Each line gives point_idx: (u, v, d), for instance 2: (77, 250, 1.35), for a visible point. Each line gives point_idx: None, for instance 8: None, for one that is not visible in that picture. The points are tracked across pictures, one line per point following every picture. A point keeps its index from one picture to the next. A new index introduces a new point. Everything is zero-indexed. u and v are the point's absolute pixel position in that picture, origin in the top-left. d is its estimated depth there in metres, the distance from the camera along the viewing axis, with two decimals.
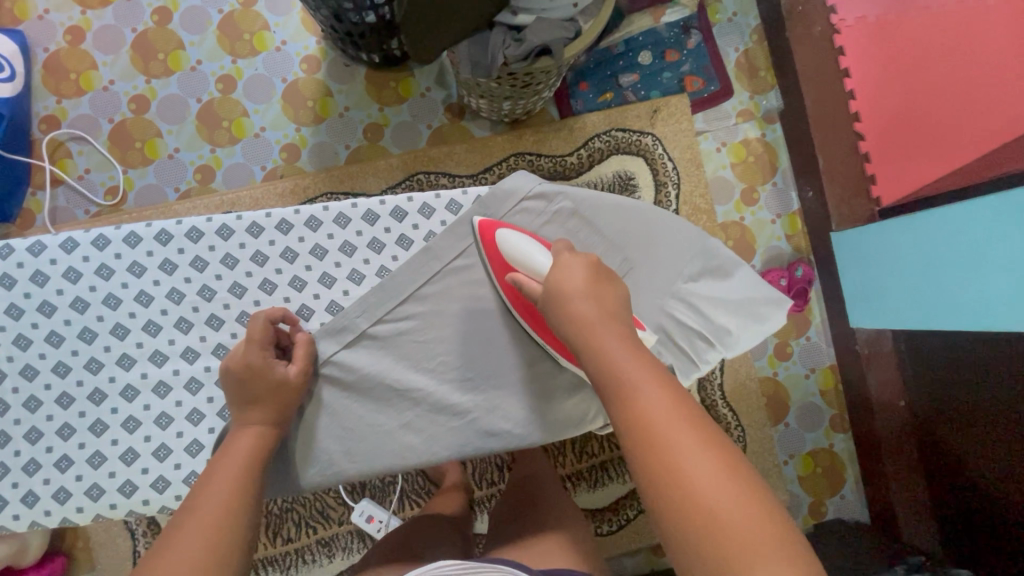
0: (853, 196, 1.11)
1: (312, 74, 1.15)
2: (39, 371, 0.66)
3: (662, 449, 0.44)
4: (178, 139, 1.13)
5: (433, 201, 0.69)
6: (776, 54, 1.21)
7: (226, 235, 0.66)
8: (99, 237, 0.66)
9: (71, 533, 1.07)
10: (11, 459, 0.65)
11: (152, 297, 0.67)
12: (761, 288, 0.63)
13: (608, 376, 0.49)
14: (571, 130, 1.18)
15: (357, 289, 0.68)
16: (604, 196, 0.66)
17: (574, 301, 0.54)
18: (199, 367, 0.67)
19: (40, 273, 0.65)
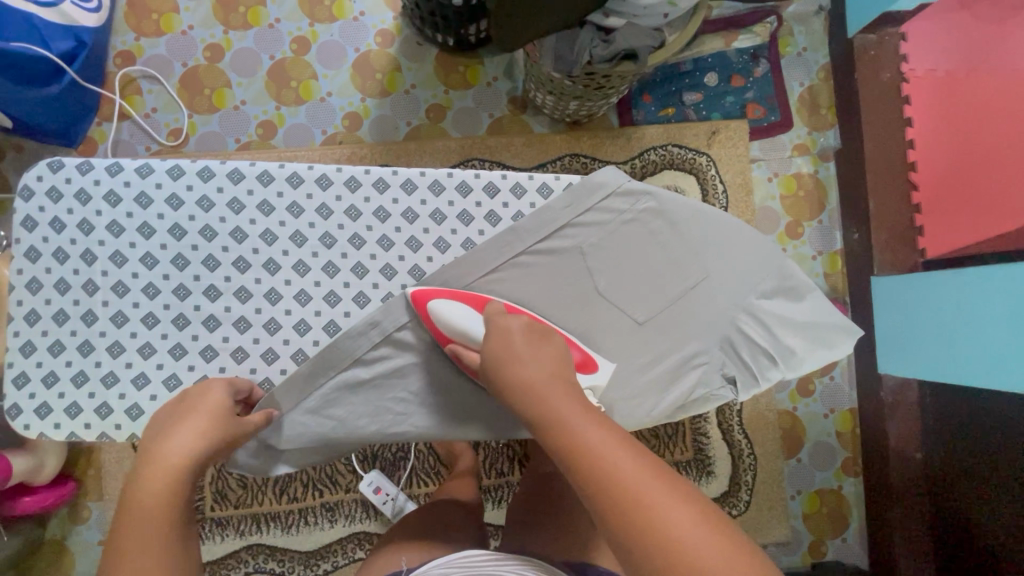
0: (897, 244, 1.13)
1: (385, 48, 1.17)
2: (74, 287, 0.60)
3: (632, 513, 0.41)
4: (246, 91, 1.15)
5: (526, 181, 0.64)
6: (841, 94, 1.22)
7: (296, 183, 0.62)
8: (174, 167, 0.61)
9: (83, 461, 1.08)
10: (33, 370, 0.59)
11: (216, 233, 0.62)
12: (831, 315, 0.64)
13: (561, 443, 0.46)
14: (628, 139, 1.19)
15: (441, 257, 0.63)
16: (692, 201, 0.63)
17: (517, 362, 0.52)
18: (252, 308, 0.62)
19: (140, 193, 0.61)
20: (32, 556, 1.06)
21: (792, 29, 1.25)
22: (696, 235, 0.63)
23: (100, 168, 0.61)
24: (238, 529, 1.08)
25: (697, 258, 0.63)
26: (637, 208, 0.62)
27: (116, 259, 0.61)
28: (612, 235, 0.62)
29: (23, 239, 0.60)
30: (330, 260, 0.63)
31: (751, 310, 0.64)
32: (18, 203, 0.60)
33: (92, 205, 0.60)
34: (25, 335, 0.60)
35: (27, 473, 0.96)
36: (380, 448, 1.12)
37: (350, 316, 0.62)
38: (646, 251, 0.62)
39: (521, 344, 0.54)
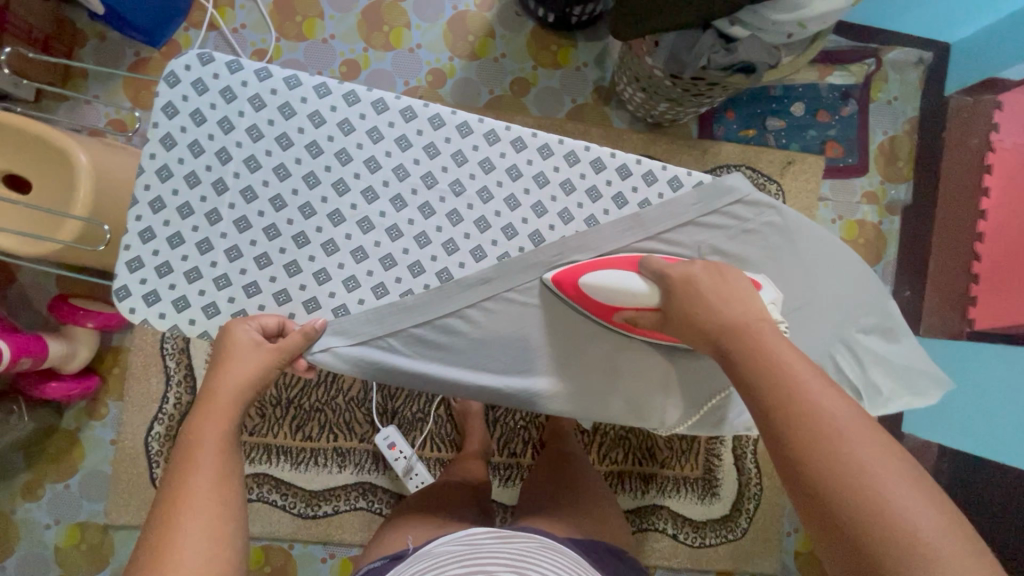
0: (948, 309, 1.13)
1: (482, 11, 1.16)
2: (202, 182, 0.60)
3: (825, 452, 0.42)
4: (338, 27, 1.13)
5: (660, 170, 0.62)
6: (923, 150, 1.21)
7: (437, 125, 0.62)
8: (322, 85, 0.61)
9: (110, 359, 1.09)
10: (148, 256, 0.59)
11: (351, 158, 0.61)
12: (924, 362, 0.64)
13: (769, 381, 0.47)
14: (704, 151, 1.18)
15: (562, 229, 0.62)
16: (811, 224, 0.63)
17: (716, 306, 0.53)
18: (370, 239, 0.61)
19: (285, 103, 0.61)
20: (44, 441, 1.07)
21: (887, 75, 1.22)
22: (809, 258, 0.63)
23: (250, 70, 0.61)
24: (248, 456, 1.09)
25: (809, 283, 0.63)
26: (758, 221, 0.62)
27: (249, 163, 0.60)
28: (731, 242, 0.62)
29: (162, 125, 0.60)
30: (455, 209, 0.62)
31: (847, 343, 0.64)
32: (164, 89, 0.60)
33: (235, 105, 0.60)
34: (146, 221, 0.59)
35: (58, 359, 0.96)
36: (401, 405, 1.12)
37: (464, 268, 0.61)
38: (757, 266, 0.62)
39: (708, 291, 0.54)
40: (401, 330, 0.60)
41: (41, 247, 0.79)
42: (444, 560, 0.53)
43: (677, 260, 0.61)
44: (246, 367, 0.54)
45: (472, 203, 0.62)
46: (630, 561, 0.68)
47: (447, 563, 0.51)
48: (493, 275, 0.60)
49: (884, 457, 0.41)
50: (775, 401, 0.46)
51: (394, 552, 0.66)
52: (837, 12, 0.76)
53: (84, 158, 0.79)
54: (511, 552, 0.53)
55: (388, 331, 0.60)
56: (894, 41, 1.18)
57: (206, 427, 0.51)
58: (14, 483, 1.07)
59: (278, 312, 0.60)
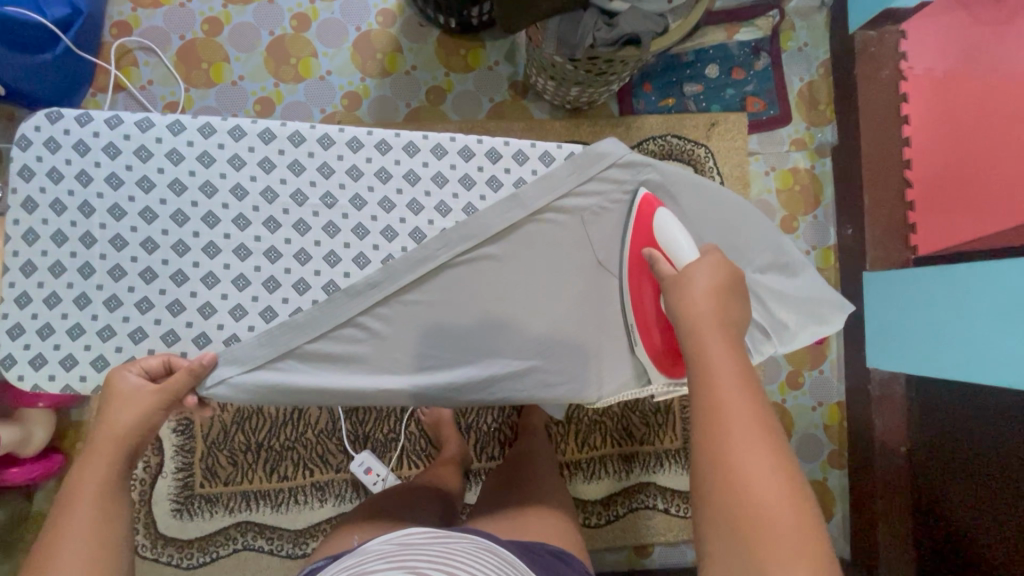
0: (890, 239, 1.14)
1: (386, 28, 1.16)
2: (69, 238, 0.59)
3: (722, 436, 0.45)
4: (245, 67, 1.14)
5: (528, 148, 0.64)
6: (839, 90, 1.23)
7: (298, 142, 0.62)
8: (176, 122, 0.61)
9: (71, 435, 1.07)
10: (27, 321, 0.58)
11: (217, 189, 0.61)
12: (824, 293, 0.65)
13: (699, 367, 0.50)
14: (628, 127, 1.19)
15: (442, 222, 0.63)
16: (689, 173, 0.65)
17: (698, 295, 0.54)
18: (250, 265, 0.61)
19: (140, 146, 0.60)
20: (15, 529, 1.05)
21: (793, 23, 1.24)
22: (692, 206, 0.65)
23: (101, 120, 0.60)
24: (227, 505, 1.08)
25: (698, 232, 0.65)
26: (637, 178, 0.64)
27: (114, 212, 0.60)
28: (615, 205, 0.64)
29: (19, 189, 0.59)
30: (330, 222, 0.62)
31: (746, 284, 0.64)
32: (16, 153, 0.59)
33: (90, 157, 0.60)
34: (20, 287, 0.59)
35: (12, 444, 0.95)
36: (371, 428, 1.11)
37: (350, 277, 0.62)
38: (646, 222, 0.63)
39: (701, 284, 0.55)
40: (295, 348, 0.58)
41: None
42: (372, 556, 0.52)
43: (568, 233, 0.63)
44: (129, 414, 0.55)
45: (346, 213, 0.62)
46: (576, 565, 0.63)
47: (374, 559, 0.51)
48: (386, 279, 0.60)
49: (773, 455, 0.44)
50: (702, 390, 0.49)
51: (336, 552, 0.65)
52: None
53: None
54: (439, 551, 0.52)
55: (284, 352, 0.58)
56: None
57: (86, 477, 0.53)
58: None
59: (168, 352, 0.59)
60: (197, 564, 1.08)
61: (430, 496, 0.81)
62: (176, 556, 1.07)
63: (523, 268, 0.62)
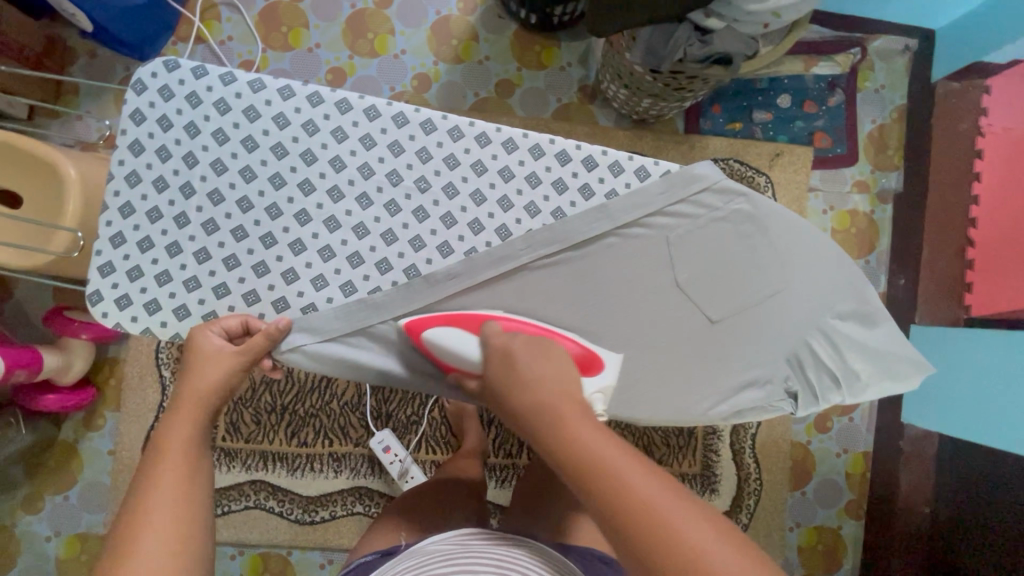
0: (943, 295, 1.12)
1: (465, 15, 1.17)
2: (170, 186, 0.61)
3: (649, 525, 0.40)
4: (323, 35, 1.15)
5: (625, 160, 0.62)
6: (911, 137, 1.20)
7: (401, 123, 0.62)
8: (287, 87, 0.62)
9: (106, 370, 1.10)
10: (118, 261, 0.60)
11: (316, 159, 0.62)
12: (902, 346, 0.64)
13: (582, 466, 0.44)
14: (691, 146, 1.18)
15: (529, 222, 0.62)
16: (781, 209, 0.63)
17: (526, 388, 0.50)
18: (337, 238, 0.61)
19: (249, 106, 0.61)
20: (42, 453, 1.08)
21: (873, 64, 1.21)
22: (783, 243, 0.62)
23: (215, 75, 0.61)
24: (245, 463, 1.10)
25: (783, 270, 0.62)
26: (728, 208, 0.61)
27: (215, 166, 0.61)
28: (700, 231, 0.61)
29: (130, 132, 0.61)
30: (420, 207, 0.62)
31: (824, 329, 0.63)
32: (131, 96, 0.61)
33: (201, 109, 0.61)
34: (116, 226, 0.60)
35: (53, 371, 0.98)
36: (394, 408, 1.12)
37: (432, 264, 0.62)
38: (733, 251, 0.62)
39: (532, 366, 0.51)
40: (369, 327, 0.60)
41: (33, 258, 0.80)
42: (431, 557, 0.55)
43: (644, 250, 0.61)
44: (214, 372, 0.56)
45: (438, 201, 0.62)
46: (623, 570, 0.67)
47: (434, 562, 0.54)
48: (466, 270, 0.60)
49: (702, 519, 0.41)
50: (595, 485, 0.43)
51: (387, 548, 0.67)
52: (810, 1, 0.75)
53: (73, 171, 0.81)
54: (497, 555, 0.55)
55: (358, 327, 0.60)
56: (878, 31, 1.18)
57: (173, 435, 0.53)
58: (14, 497, 1.08)
59: (247, 311, 0.60)
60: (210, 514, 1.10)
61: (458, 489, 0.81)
62: None
63: (595, 277, 0.61)
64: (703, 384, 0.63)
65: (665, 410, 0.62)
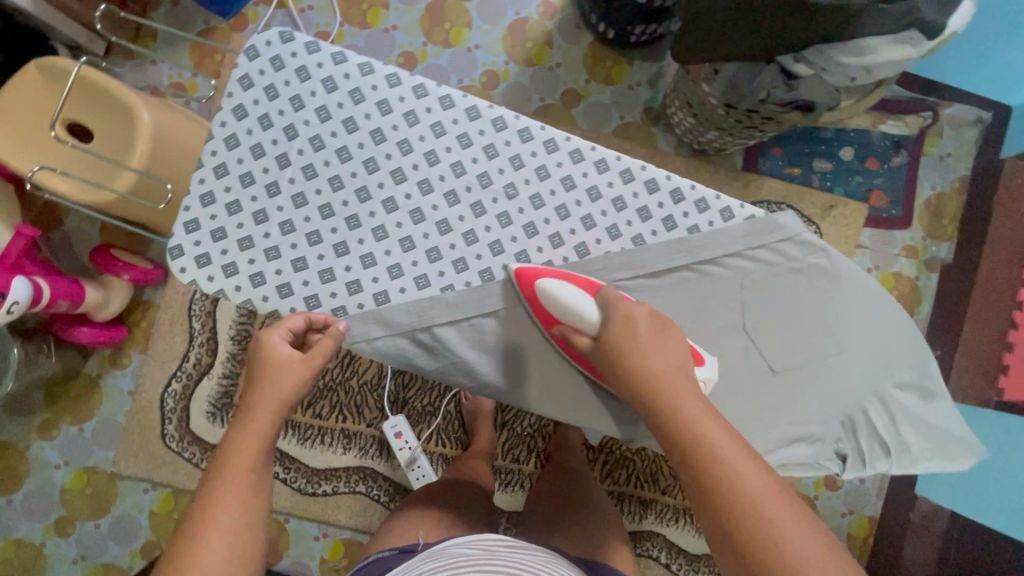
0: (977, 374, 1.10)
1: (543, 20, 1.17)
2: (266, 154, 0.62)
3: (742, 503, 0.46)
4: (400, 19, 1.16)
5: (712, 198, 0.62)
6: (968, 210, 1.18)
7: (499, 127, 0.63)
8: (394, 76, 0.64)
9: (139, 312, 1.12)
10: (205, 220, 0.61)
11: (412, 149, 0.63)
12: (955, 425, 0.64)
13: (689, 440, 0.49)
14: (747, 184, 1.17)
15: (608, 244, 0.62)
16: (857, 268, 0.63)
17: (646, 356, 0.53)
18: (420, 230, 0.62)
19: (355, 88, 0.63)
20: (65, 384, 1.10)
21: (942, 130, 1.20)
22: (853, 302, 0.62)
23: (328, 53, 0.64)
24: None
25: (847, 331, 0.62)
26: (805, 261, 0.62)
27: (314, 142, 0.63)
28: (775, 279, 0.62)
29: (236, 95, 0.63)
30: (505, 212, 0.63)
31: (880, 396, 0.63)
32: (243, 61, 0.64)
33: (309, 84, 0.63)
34: (208, 185, 0.62)
35: (91, 306, 0.99)
36: (412, 396, 1.12)
37: (507, 271, 0.62)
38: (797, 303, 0.62)
39: (641, 333, 0.54)
40: (433, 325, 0.61)
41: (97, 194, 0.82)
42: (458, 561, 0.56)
43: (710, 288, 0.61)
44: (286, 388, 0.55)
45: (524, 209, 0.63)
46: None
47: (461, 565, 0.55)
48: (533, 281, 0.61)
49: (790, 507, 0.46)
50: (700, 460, 0.48)
51: (404, 547, 0.66)
52: (904, 63, 0.73)
53: (145, 117, 0.82)
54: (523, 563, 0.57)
55: (425, 324, 0.61)
56: (953, 98, 1.17)
57: (238, 443, 0.52)
58: (31, 421, 1.10)
59: (321, 288, 0.61)
60: None
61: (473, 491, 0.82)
62: (198, 457, 1.09)
63: (652, 307, 0.61)
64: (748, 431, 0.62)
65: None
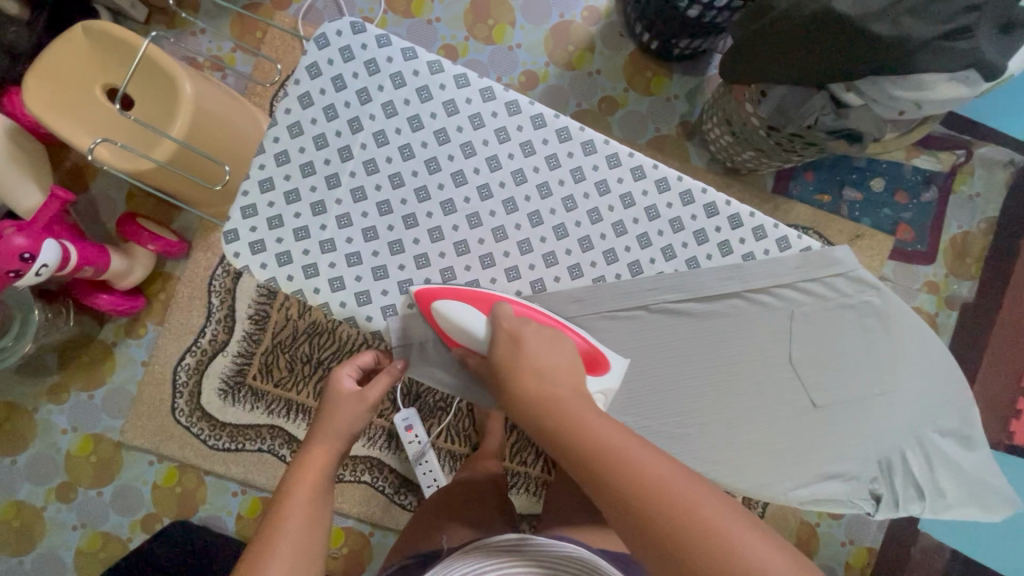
0: (989, 415, 1.11)
1: (587, 25, 1.16)
2: (328, 145, 0.63)
3: (653, 506, 0.44)
4: (445, 11, 1.15)
5: (770, 227, 0.62)
6: (994, 252, 1.18)
7: (564, 138, 0.63)
8: (462, 76, 0.64)
9: (159, 283, 1.11)
10: (263, 206, 0.62)
11: (474, 153, 0.63)
12: (989, 475, 0.66)
13: (586, 455, 0.48)
14: (776, 207, 1.17)
15: (662, 264, 0.62)
16: (906, 306, 0.63)
17: (545, 377, 0.53)
18: (475, 235, 0.63)
19: (423, 86, 0.64)
20: (79, 348, 1.10)
21: (973, 169, 1.20)
22: (901, 341, 0.62)
23: (398, 48, 0.64)
24: (268, 406, 1.08)
25: (890, 369, 0.62)
26: (855, 298, 0.62)
27: (377, 137, 0.63)
28: (825, 313, 0.62)
29: (303, 83, 0.63)
30: (561, 224, 0.63)
31: (918, 440, 0.64)
32: (312, 49, 0.64)
33: (377, 78, 0.64)
34: (269, 171, 0.62)
35: (113, 274, 0.98)
36: (425, 390, 1.12)
37: (559, 283, 0.62)
38: (839, 334, 0.62)
39: (534, 349, 0.54)
40: None
41: (140, 163, 0.81)
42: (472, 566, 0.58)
43: (756, 313, 0.62)
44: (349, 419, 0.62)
45: (581, 223, 0.63)
46: None
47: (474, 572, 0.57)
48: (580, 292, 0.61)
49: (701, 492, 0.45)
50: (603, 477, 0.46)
51: (427, 552, 0.68)
52: (956, 101, 0.73)
53: (188, 88, 0.81)
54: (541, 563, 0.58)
55: None
56: (988, 138, 1.17)
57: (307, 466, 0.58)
58: (42, 383, 1.09)
59: (373, 285, 0.61)
60: (222, 448, 1.09)
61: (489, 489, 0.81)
62: (207, 434, 1.08)
63: (692, 326, 0.62)
64: (779, 458, 0.62)
65: (747, 482, 0.61)
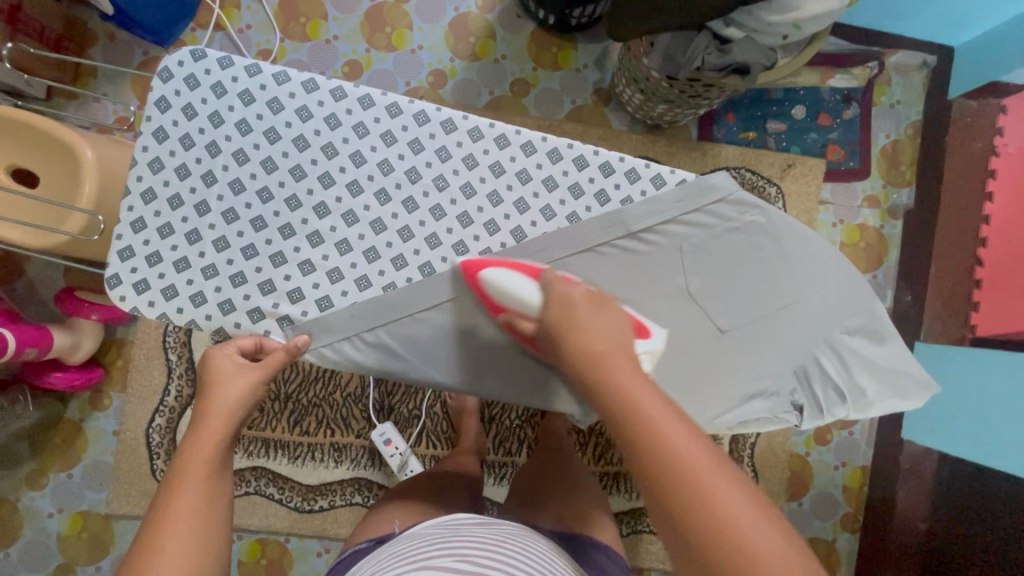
0: (950, 314, 1.12)
1: (483, 13, 1.17)
2: (191, 174, 0.64)
3: (687, 485, 0.42)
4: (341, 27, 1.15)
5: (642, 168, 0.66)
6: (924, 154, 1.19)
7: (422, 121, 0.66)
8: (310, 81, 0.66)
9: (114, 351, 1.11)
10: (139, 246, 0.63)
11: (337, 152, 0.65)
12: (909, 366, 0.68)
13: (624, 416, 0.45)
14: (704, 153, 1.17)
15: (545, 224, 0.66)
16: (797, 224, 0.66)
17: (586, 336, 0.50)
18: (355, 232, 0.65)
19: (273, 98, 0.65)
20: (47, 432, 1.10)
21: (890, 78, 1.21)
22: (797, 256, 0.66)
23: (241, 66, 0.65)
24: (247, 449, 1.10)
25: (789, 283, 0.65)
26: (742, 219, 0.65)
27: (237, 157, 0.65)
28: (716, 240, 0.65)
29: (154, 118, 0.64)
30: (437, 205, 0.66)
31: (832, 342, 0.67)
32: (157, 84, 0.65)
33: (225, 99, 0.65)
34: (138, 211, 0.63)
35: (62, 350, 0.99)
36: (397, 402, 1.12)
37: (446, 262, 0.65)
38: (742, 263, 0.65)
39: (584, 314, 0.51)
40: (379, 325, 0.63)
41: (50, 238, 0.80)
42: (418, 544, 0.56)
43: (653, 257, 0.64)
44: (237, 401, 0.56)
45: (458, 201, 0.66)
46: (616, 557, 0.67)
47: (422, 549, 0.54)
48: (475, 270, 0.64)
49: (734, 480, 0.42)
50: (639, 438, 0.44)
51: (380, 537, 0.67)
52: (831, 14, 0.76)
53: (88, 153, 0.81)
54: (481, 541, 0.55)
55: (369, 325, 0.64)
56: (896, 45, 1.18)
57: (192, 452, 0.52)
58: (18, 473, 1.09)
59: (262, 300, 0.63)
60: None
61: (453, 483, 0.82)
62: None
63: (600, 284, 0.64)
64: (706, 390, 0.65)
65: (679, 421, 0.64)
